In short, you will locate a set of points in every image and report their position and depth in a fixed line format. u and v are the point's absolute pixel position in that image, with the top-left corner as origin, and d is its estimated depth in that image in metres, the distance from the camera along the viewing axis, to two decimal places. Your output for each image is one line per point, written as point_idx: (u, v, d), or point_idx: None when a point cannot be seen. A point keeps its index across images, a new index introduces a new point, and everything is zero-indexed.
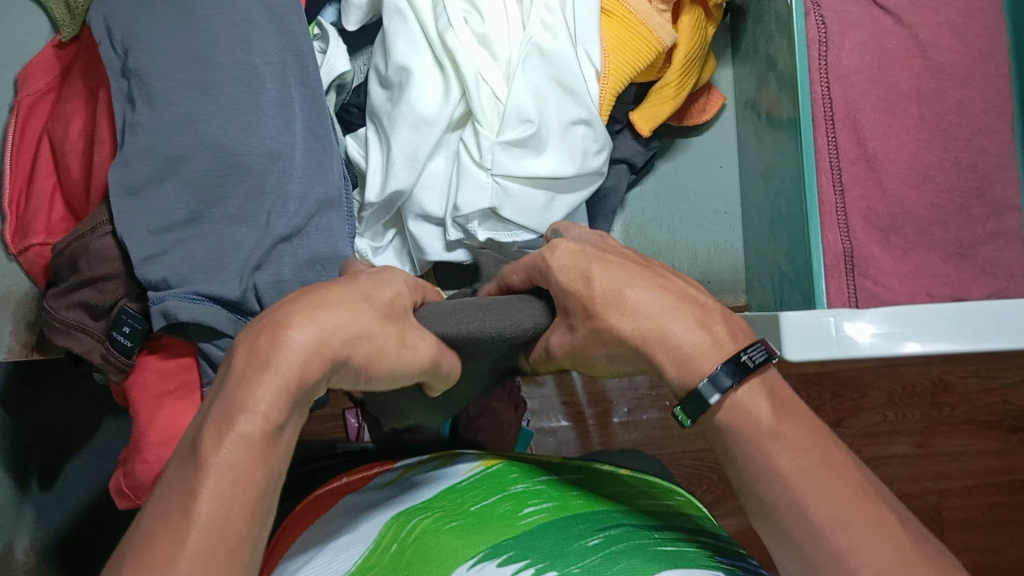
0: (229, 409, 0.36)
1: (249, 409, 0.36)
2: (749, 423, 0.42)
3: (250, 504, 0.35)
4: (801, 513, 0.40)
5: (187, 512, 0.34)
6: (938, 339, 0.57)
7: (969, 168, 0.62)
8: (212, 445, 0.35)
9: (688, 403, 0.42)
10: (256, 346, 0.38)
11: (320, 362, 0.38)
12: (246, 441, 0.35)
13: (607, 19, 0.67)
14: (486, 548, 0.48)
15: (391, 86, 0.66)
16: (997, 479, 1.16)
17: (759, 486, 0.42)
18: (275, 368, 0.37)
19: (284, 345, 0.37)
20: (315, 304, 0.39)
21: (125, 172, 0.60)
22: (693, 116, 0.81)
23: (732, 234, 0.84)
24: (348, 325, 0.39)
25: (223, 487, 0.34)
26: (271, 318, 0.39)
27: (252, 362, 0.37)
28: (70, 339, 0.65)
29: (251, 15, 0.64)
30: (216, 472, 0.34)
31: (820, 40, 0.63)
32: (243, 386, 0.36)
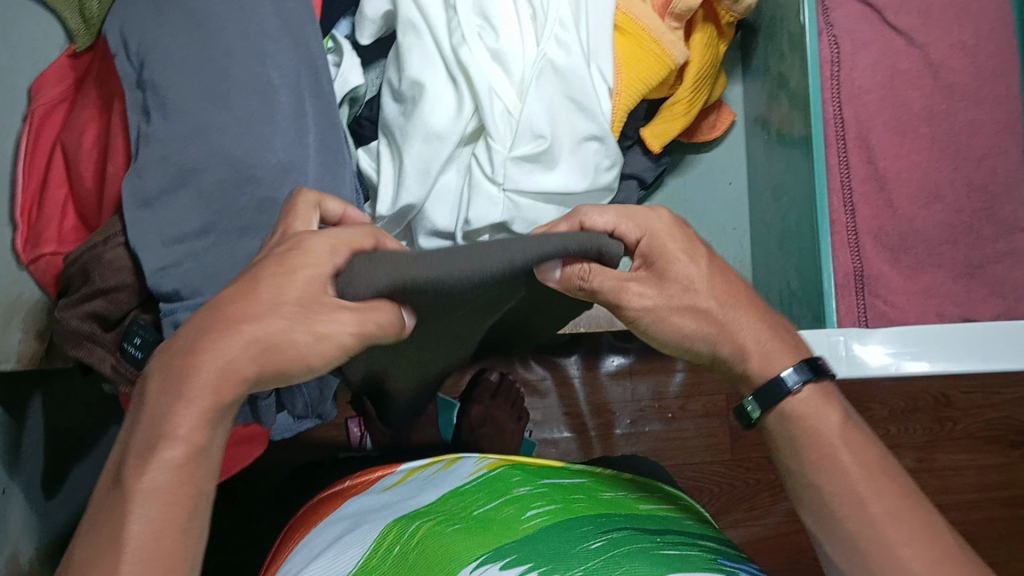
0: (158, 433, 0.40)
1: (171, 436, 0.40)
2: (806, 424, 0.49)
3: (179, 526, 0.40)
4: (857, 503, 0.46)
5: (119, 534, 0.39)
6: (948, 358, 0.59)
7: (980, 189, 0.62)
8: (138, 472, 0.40)
9: (761, 392, 0.50)
10: (166, 378, 0.41)
11: (230, 387, 0.41)
12: (168, 466, 0.40)
13: (620, 36, 0.68)
14: (488, 550, 0.48)
15: (403, 100, 0.66)
16: (999, 495, 1.15)
17: (814, 474, 0.48)
18: (190, 394, 0.40)
19: (191, 376, 0.40)
20: (222, 328, 0.41)
21: (139, 182, 0.59)
22: (703, 133, 0.81)
23: (741, 250, 0.84)
24: (252, 340, 0.41)
25: (149, 511, 0.39)
26: (177, 350, 0.41)
27: (165, 395, 0.41)
28: (81, 349, 0.63)
29: (266, 28, 0.64)
30: (142, 497, 0.39)
31: (834, 60, 0.64)
32: (163, 417, 0.40)
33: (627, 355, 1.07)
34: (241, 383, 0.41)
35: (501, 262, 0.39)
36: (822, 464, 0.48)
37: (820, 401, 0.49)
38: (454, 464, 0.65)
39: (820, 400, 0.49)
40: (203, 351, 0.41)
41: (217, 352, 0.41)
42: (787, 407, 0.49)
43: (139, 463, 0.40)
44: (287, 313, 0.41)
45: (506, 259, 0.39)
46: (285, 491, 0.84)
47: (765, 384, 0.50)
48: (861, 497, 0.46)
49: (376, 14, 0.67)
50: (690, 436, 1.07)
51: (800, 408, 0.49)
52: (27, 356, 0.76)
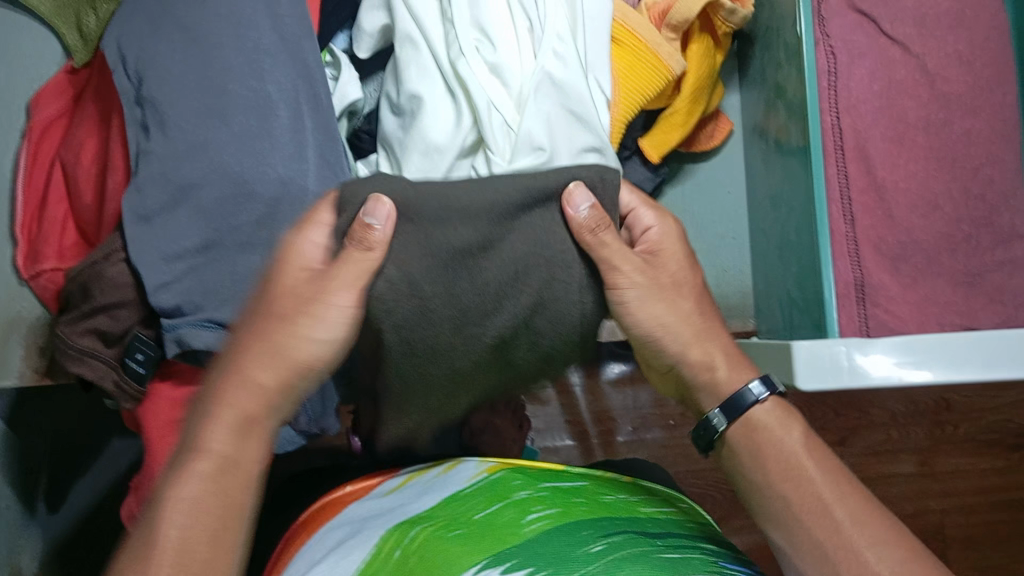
0: (202, 450, 0.50)
1: (203, 450, 0.50)
2: (765, 436, 0.56)
3: (213, 530, 0.48)
4: (825, 513, 0.52)
5: (154, 543, 0.47)
6: (950, 368, 0.58)
7: (977, 198, 0.62)
8: (173, 487, 0.49)
9: (726, 405, 0.56)
10: (201, 410, 0.52)
11: (255, 401, 0.52)
12: (201, 476, 0.49)
13: (616, 48, 0.68)
14: (489, 556, 0.48)
15: (402, 113, 0.66)
16: (999, 498, 1.15)
17: (779, 484, 0.54)
18: (218, 412, 0.51)
19: (221, 396, 0.51)
20: (235, 355, 0.53)
21: (138, 199, 0.61)
22: (703, 141, 0.81)
23: (741, 257, 0.85)
24: (261, 361, 0.52)
25: (184, 517, 0.47)
26: (209, 388, 0.53)
27: (199, 421, 0.51)
28: (83, 365, 0.65)
29: (263, 43, 0.63)
30: (178, 506, 0.48)
31: (830, 70, 0.64)
32: (199, 435, 0.51)
33: (628, 363, 1.06)
34: (267, 392, 0.52)
35: (494, 202, 0.50)
36: (791, 476, 0.54)
37: (775, 415, 0.56)
38: (456, 466, 0.65)
39: (775, 415, 0.57)
40: (229, 378, 0.52)
41: (242, 373, 0.52)
42: (752, 415, 0.56)
43: (175, 479, 0.49)
44: (283, 314, 0.52)
45: (505, 195, 0.50)
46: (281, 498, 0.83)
47: (727, 395, 0.57)
48: (825, 505, 0.53)
49: (373, 28, 0.68)
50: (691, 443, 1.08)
51: (759, 417, 0.56)
52: (30, 372, 0.77)
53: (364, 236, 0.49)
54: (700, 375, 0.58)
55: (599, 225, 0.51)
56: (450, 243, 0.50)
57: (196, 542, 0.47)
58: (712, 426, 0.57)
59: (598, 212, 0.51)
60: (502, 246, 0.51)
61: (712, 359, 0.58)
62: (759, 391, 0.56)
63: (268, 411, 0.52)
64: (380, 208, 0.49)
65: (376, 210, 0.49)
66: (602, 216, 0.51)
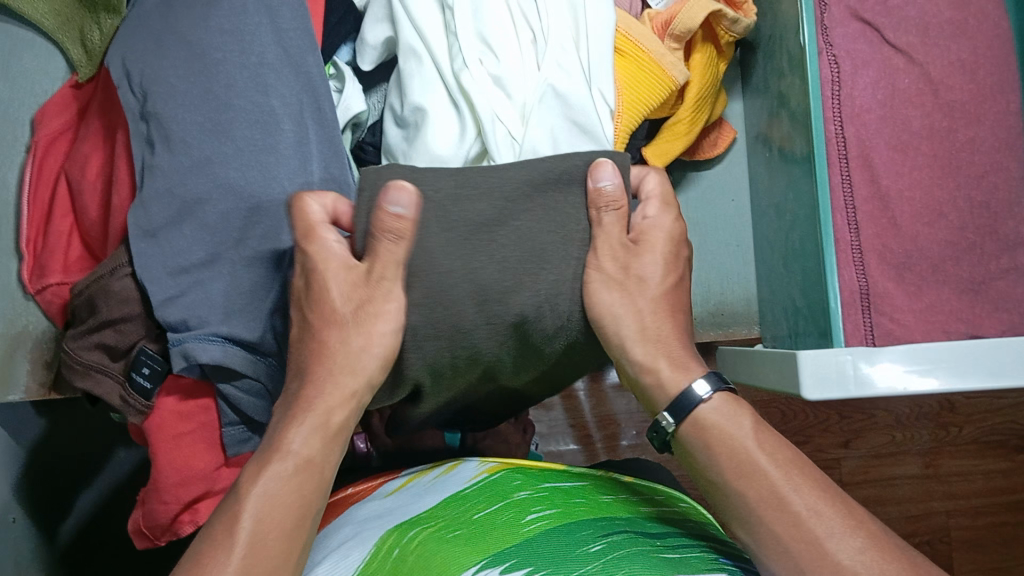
0: (285, 449, 0.51)
1: (285, 450, 0.51)
2: (715, 433, 0.54)
3: (288, 530, 0.49)
4: (782, 507, 0.50)
5: (230, 533, 0.48)
6: (953, 375, 0.58)
7: (982, 206, 0.62)
8: (252, 481, 0.50)
9: (673, 407, 0.55)
10: (287, 410, 0.54)
11: (343, 410, 0.54)
12: (281, 474, 0.50)
13: (621, 58, 0.68)
14: (487, 557, 0.48)
15: (406, 125, 0.67)
16: (1002, 499, 1.15)
17: (735, 481, 0.52)
18: (306, 415, 0.53)
19: (312, 399, 0.54)
20: (319, 363, 0.55)
21: (143, 215, 0.61)
22: (705, 150, 0.81)
23: (745, 266, 0.85)
24: (346, 370, 0.54)
25: (261, 512, 0.49)
26: (293, 391, 0.55)
27: (284, 420, 0.53)
28: (87, 380, 0.66)
29: (267, 58, 0.63)
30: (255, 499, 0.49)
31: (834, 79, 0.64)
32: (280, 434, 0.52)
33: None
34: (352, 403, 0.54)
35: (512, 182, 0.54)
36: (745, 473, 0.52)
37: (727, 408, 0.55)
38: (456, 467, 0.65)
39: (728, 410, 0.55)
40: (315, 382, 0.54)
41: (329, 381, 0.54)
42: (700, 414, 0.55)
43: (254, 472, 0.51)
44: (349, 322, 0.55)
45: (522, 175, 0.54)
46: None
47: (673, 394, 0.55)
48: (782, 498, 0.50)
49: (376, 40, 0.68)
50: None
51: (716, 412, 0.54)
52: (37, 385, 0.77)
53: (393, 223, 0.51)
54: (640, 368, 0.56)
55: (620, 201, 0.55)
56: (468, 219, 0.53)
57: (272, 534, 0.48)
58: (663, 428, 0.56)
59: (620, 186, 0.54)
60: (516, 226, 0.54)
61: (658, 357, 0.56)
62: (706, 390, 0.55)
63: (348, 417, 0.55)
64: (402, 195, 0.51)
65: (397, 198, 0.51)
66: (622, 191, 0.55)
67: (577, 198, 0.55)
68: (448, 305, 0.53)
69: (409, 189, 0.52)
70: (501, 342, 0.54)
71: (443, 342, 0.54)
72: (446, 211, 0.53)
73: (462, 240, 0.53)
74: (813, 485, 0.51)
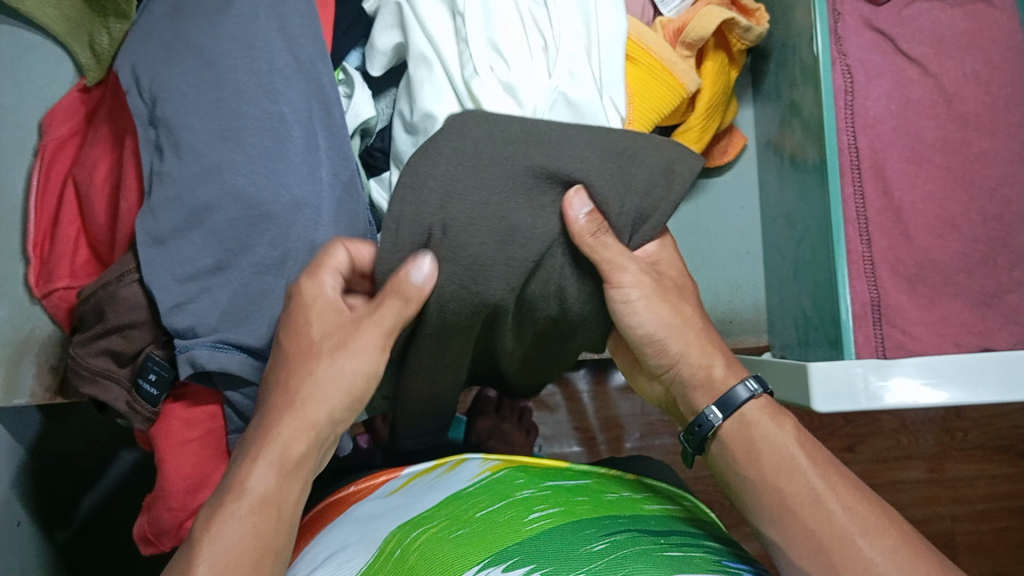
0: (244, 488, 0.50)
1: (241, 489, 0.50)
2: (760, 431, 0.55)
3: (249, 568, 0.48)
4: (818, 504, 0.50)
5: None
6: (966, 388, 0.58)
7: (995, 218, 0.62)
8: (208, 523, 0.49)
9: (721, 400, 0.56)
10: (247, 446, 0.53)
11: (303, 440, 0.53)
12: (237, 512, 0.49)
13: (632, 66, 0.68)
14: (492, 554, 0.48)
15: (416, 131, 0.66)
16: (1007, 504, 1.15)
17: (773, 479, 0.52)
18: (264, 450, 0.52)
19: (271, 433, 0.53)
20: (280, 396, 0.54)
21: (152, 222, 0.60)
22: (715, 158, 0.82)
23: (753, 275, 0.85)
24: (310, 402, 0.54)
25: (217, 556, 0.47)
26: (255, 427, 0.54)
27: (243, 457, 0.52)
28: (94, 387, 0.65)
29: (277, 65, 0.63)
30: (212, 542, 0.48)
31: (847, 90, 0.64)
32: (238, 472, 0.51)
33: None
34: (314, 435, 0.54)
35: (581, 153, 0.51)
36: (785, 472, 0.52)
37: (766, 412, 0.56)
38: (459, 466, 0.65)
39: (767, 412, 0.56)
40: (276, 413, 0.53)
41: (287, 417, 0.53)
42: (745, 412, 0.56)
43: (210, 514, 0.50)
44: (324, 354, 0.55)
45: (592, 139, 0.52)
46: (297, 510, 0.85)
47: (722, 394, 0.57)
48: (818, 496, 0.51)
49: (386, 46, 0.68)
50: None
51: (765, 408, 0.56)
52: (43, 390, 0.76)
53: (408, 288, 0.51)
54: (698, 373, 0.58)
55: (597, 229, 0.53)
56: (531, 161, 0.51)
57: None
58: (707, 421, 0.56)
59: (594, 218, 0.52)
60: (547, 200, 0.52)
61: (714, 361, 0.59)
62: (753, 388, 0.56)
63: (310, 448, 0.54)
64: (425, 269, 0.51)
65: (421, 265, 0.51)
66: (597, 219, 0.53)
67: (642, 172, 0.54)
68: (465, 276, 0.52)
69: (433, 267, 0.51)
70: (511, 287, 0.53)
71: (456, 271, 0.52)
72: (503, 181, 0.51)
73: (511, 181, 0.51)
74: (851, 487, 0.52)
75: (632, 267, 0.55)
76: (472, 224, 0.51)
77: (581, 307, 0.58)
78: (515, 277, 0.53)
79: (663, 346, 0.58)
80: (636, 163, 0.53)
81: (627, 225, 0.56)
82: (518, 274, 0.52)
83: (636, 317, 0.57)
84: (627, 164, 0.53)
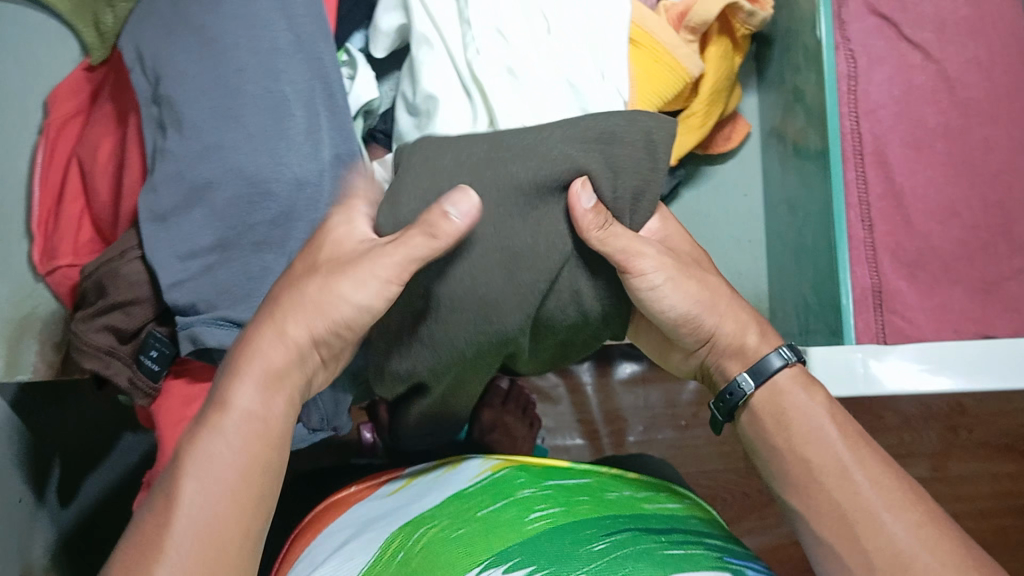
0: (227, 409, 0.48)
1: (226, 406, 0.48)
2: (791, 400, 0.55)
3: (237, 500, 0.46)
4: (844, 473, 0.51)
5: (169, 508, 0.44)
6: (959, 375, 0.58)
7: (996, 205, 0.62)
8: (189, 443, 0.47)
9: (755, 365, 0.57)
10: (238, 357, 0.51)
11: (302, 350, 0.52)
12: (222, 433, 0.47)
13: (634, 49, 0.68)
14: (491, 557, 0.48)
15: (417, 113, 0.66)
16: (1011, 503, 1.14)
17: None
18: (251, 366, 0.50)
19: (250, 352, 0.51)
20: (274, 305, 0.53)
21: (154, 199, 0.60)
22: (718, 145, 0.81)
23: (754, 261, 0.84)
24: (301, 316, 0.51)
25: (202, 486, 0.45)
26: (249, 334, 0.52)
27: (232, 369, 0.50)
28: (96, 361, 0.65)
29: (279, 44, 0.63)
30: (192, 468, 0.46)
31: (850, 75, 0.64)
32: (224, 392, 0.49)
33: (639, 362, 1.08)
34: (296, 349, 0.51)
35: (562, 152, 0.51)
36: None
37: (796, 384, 0.56)
38: (458, 466, 0.65)
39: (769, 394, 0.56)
40: (276, 328, 0.51)
41: (269, 345, 0.51)
42: (778, 381, 0.56)
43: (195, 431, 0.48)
44: (319, 276, 0.52)
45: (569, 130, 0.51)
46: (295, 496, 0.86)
47: (755, 362, 0.57)
48: (845, 465, 0.52)
49: (389, 28, 0.68)
50: (703, 444, 1.09)
51: (787, 393, 0.56)
52: (45, 366, 0.77)
53: (441, 222, 0.47)
54: (731, 343, 0.58)
55: (603, 221, 0.51)
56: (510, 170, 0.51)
57: (218, 505, 0.45)
58: (738, 390, 0.57)
59: (599, 208, 0.51)
60: (546, 212, 0.52)
61: (745, 331, 0.59)
62: (787, 356, 0.57)
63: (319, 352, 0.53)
64: (465, 201, 0.48)
65: (459, 202, 0.48)
66: (603, 211, 0.51)
67: (631, 152, 0.52)
68: (473, 293, 0.52)
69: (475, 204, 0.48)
70: (523, 310, 0.52)
71: (469, 315, 0.53)
72: (492, 191, 0.51)
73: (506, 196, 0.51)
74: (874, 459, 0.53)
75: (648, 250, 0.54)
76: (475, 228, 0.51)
77: (601, 304, 0.56)
78: (533, 308, 0.52)
79: (698, 324, 0.57)
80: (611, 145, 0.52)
81: (625, 206, 0.54)
82: (530, 300, 0.52)
83: (663, 301, 0.55)
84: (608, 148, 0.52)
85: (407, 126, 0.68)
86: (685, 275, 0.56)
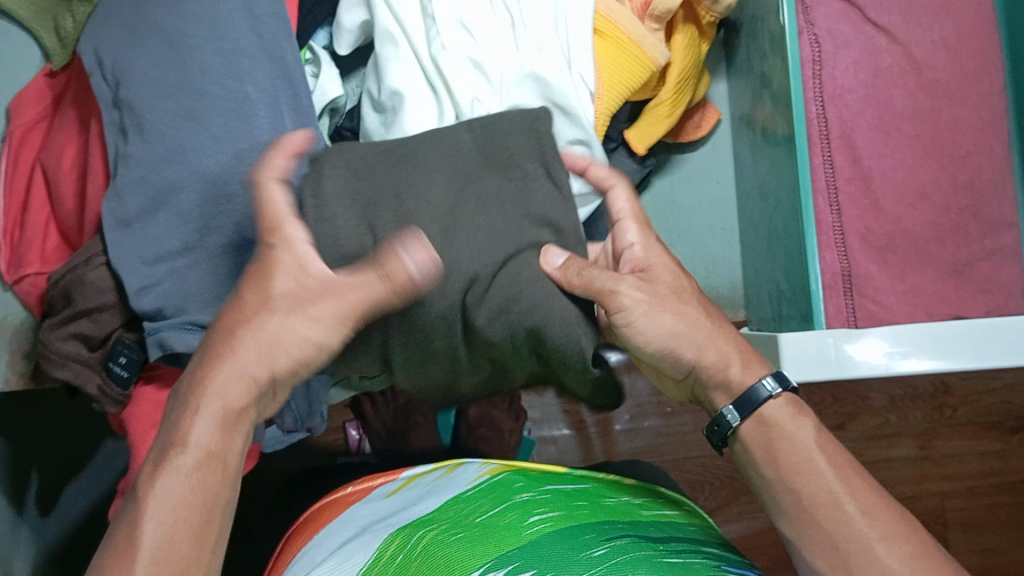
0: (177, 445, 0.47)
1: (181, 446, 0.47)
2: (783, 431, 0.53)
3: (192, 532, 0.45)
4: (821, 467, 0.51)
5: (131, 544, 0.44)
6: (942, 355, 0.59)
7: (965, 187, 0.62)
8: (148, 484, 0.46)
9: (741, 398, 0.54)
10: (182, 393, 0.49)
11: (252, 385, 0.49)
12: (179, 472, 0.46)
13: (600, 39, 0.67)
14: (491, 559, 0.47)
15: (384, 110, 0.66)
16: (998, 480, 1.15)
17: (780, 462, 0.52)
18: (203, 403, 0.48)
19: (201, 389, 0.48)
20: (221, 335, 0.49)
21: (118, 205, 0.59)
22: (689, 133, 0.81)
23: (729, 250, 0.86)
24: (250, 347, 0.49)
25: (161, 522, 0.45)
26: (194, 365, 0.49)
27: (178, 408, 0.48)
28: (66, 370, 0.65)
29: (241, 43, 0.62)
30: (152, 509, 0.45)
31: (815, 59, 0.63)
32: (175, 430, 0.47)
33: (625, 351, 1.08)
34: (251, 383, 0.49)
35: (453, 138, 0.56)
36: (799, 468, 0.52)
37: (789, 409, 0.54)
38: (455, 470, 0.66)
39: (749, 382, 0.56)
40: (221, 361, 0.49)
41: (219, 380, 0.48)
42: (766, 411, 0.54)
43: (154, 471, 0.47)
44: (279, 308, 0.49)
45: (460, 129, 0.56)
46: (281, 499, 0.85)
47: (741, 393, 0.55)
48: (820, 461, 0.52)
49: (353, 25, 0.67)
50: (689, 431, 1.08)
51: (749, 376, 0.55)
52: None
53: (395, 266, 0.49)
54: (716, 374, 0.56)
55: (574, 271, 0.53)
56: (418, 167, 0.54)
57: (179, 537, 0.45)
58: (725, 422, 0.55)
59: (570, 262, 0.53)
60: (484, 194, 0.54)
61: (729, 360, 0.56)
62: (773, 387, 0.54)
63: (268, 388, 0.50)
64: (425, 258, 0.49)
65: (419, 255, 0.49)
66: (574, 263, 0.53)
67: (519, 131, 0.55)
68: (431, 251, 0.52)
69: (434, 261, 0.49)
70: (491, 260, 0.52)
71: None
72: (421, 180, 0.54)
73: (433, 180, 0.54)
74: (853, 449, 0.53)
75: (626, 283, 0.54)
76: (416, 214, 0.53)
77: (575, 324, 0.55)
78: (489, 262, 0.52)
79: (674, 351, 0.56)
80: (498, 130, 0.56)
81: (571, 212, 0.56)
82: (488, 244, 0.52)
83: (638, 333, 0.55)
84: (501, 145, 0.55)
85: (371, 119, 0.67)
86: (661, 306, 0.55)
